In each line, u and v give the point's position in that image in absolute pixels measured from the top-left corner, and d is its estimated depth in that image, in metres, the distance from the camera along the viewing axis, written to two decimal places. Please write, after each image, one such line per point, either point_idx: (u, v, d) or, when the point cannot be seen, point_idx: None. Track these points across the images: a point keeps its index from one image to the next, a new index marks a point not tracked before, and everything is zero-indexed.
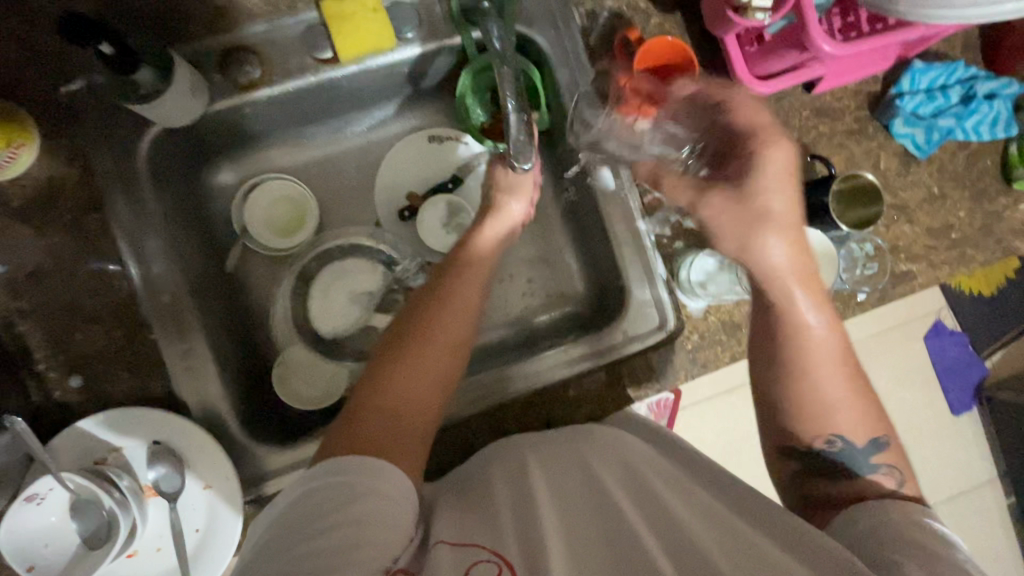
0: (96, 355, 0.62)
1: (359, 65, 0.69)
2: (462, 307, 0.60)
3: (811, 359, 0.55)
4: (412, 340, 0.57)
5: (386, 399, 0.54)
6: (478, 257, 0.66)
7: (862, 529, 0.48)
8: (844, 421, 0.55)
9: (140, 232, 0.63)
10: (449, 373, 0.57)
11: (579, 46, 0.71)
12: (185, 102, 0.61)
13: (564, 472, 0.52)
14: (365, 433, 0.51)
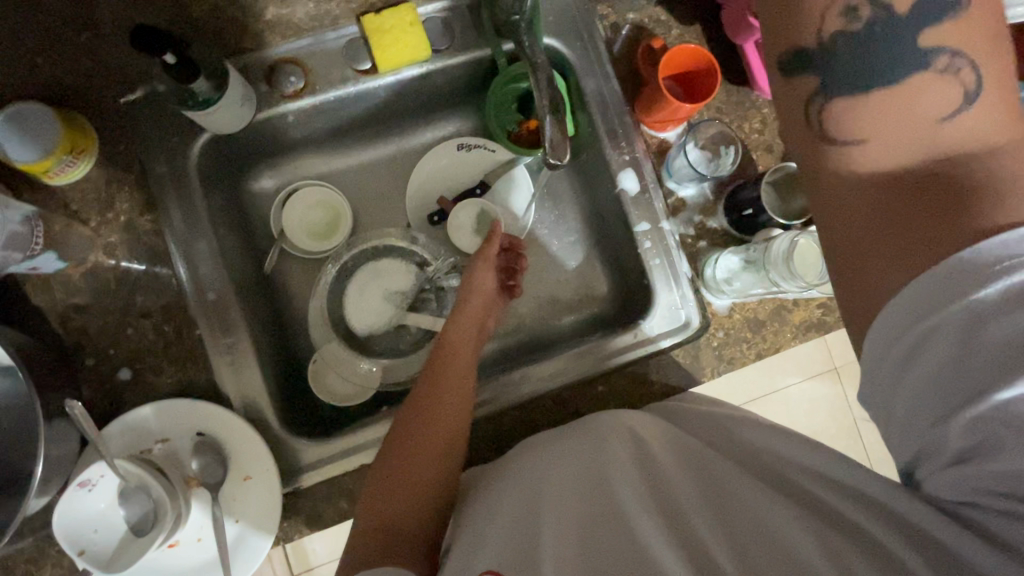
0: (144, 349, 0.65)
1: (395, 75, 0.72)
2: (443, 393, 0.62)
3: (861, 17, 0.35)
4: (399, 439, 0.60)
5: (384, 508, 0.56)
6: (456, 344, 0.68)
7: (867, 198, 0.37)
8: (893, 133, 0.36)
9: (189, 234, 0.67)
10: (443, 462, 0.59)
11: (603, 56, 0.74)
12: (236, 109, 0.65)
13: (571, 482, 0.52)
14: (371, 547, 0.53)
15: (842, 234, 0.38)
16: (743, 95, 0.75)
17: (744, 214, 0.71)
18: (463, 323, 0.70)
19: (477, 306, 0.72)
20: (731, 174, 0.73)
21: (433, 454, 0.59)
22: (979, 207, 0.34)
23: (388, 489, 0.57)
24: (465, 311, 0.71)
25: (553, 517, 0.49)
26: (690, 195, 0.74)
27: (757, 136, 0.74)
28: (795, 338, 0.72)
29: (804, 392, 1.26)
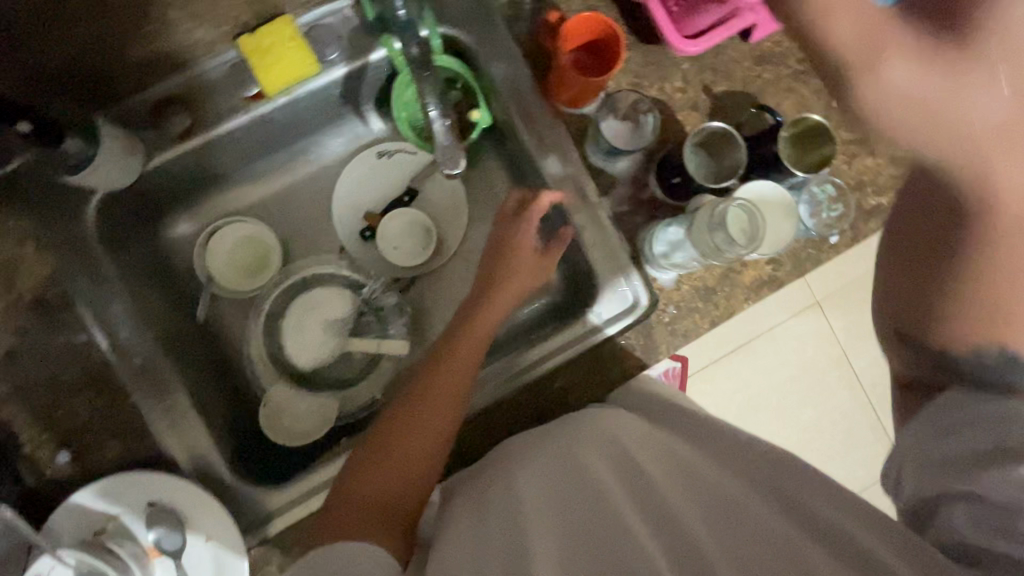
0: (81, 428, 0.62)
1: (288, 95, 0.68)
2: (456, 365, 0.60)
3: (962, 104, 0.34)
4: (396, 419, 0.57)
5: (371, 487, 0.53)
6: (472, 331, 0.63)
7: (903, 282, 0.45)
8: (1011, 257, 0.37)
9: (102, 298, 0.64)
10: (438, 450, 0.56)
11: (506, 37, 0.69)
12: (123, 162, 0.62)
13: (558, 490, 0.48)
14: (359, 520, 0.50)
15: (897, 294, 0.46)
16: (658, 54, 0.71)
17: (674, 180, 0.68)
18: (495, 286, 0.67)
19: (519, 279, 0.67)
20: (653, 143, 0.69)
21: (442, 427, 0.57)
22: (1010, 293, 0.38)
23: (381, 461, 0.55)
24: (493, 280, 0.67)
25: (540, 526, 0.44)
26: (621, 170, 0.70)
27: (680, 96, 0.71)
28: (749, 300, 0.70)
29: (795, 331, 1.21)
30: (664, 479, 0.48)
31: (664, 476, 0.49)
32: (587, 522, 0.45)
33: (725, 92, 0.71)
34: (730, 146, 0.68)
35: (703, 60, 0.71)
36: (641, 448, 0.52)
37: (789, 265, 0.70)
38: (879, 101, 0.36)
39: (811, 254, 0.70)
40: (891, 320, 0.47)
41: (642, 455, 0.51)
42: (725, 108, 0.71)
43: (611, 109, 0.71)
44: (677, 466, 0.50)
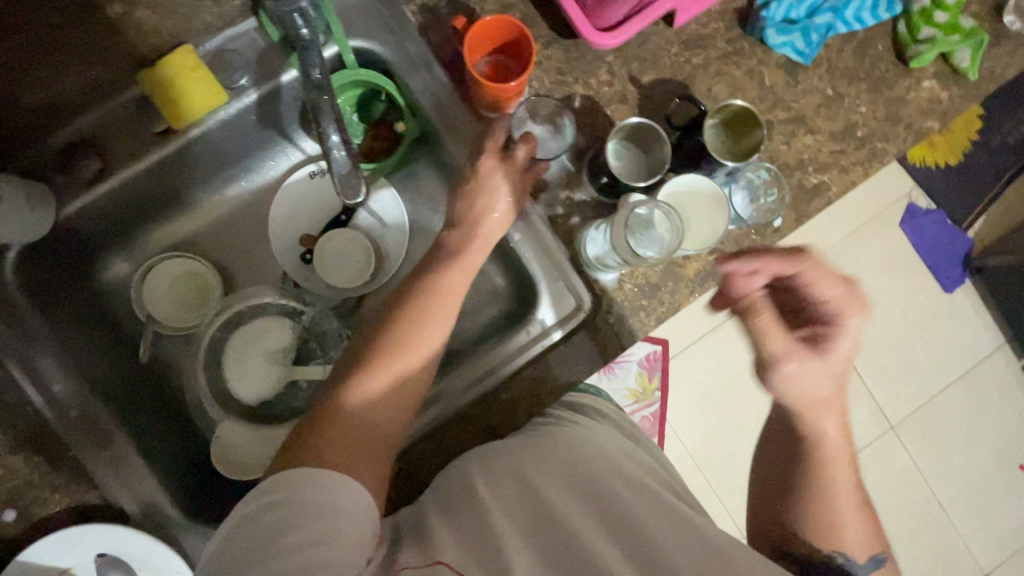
0: (22, 484, 0.60)
1: (199, 127, 0.66)
2: (433, 313, 0.57)
3: (810, 395, 0.57)
4: (384, 361, 0.54)
5: (344, 426, 0.51)
6: (453, 281, 0.59)
7: (777, 478, 0.62)
8: (838, 494, 0.58)
9: (31, 352, 0.63)
10: (413, 392, 0.55)
11: (421, 45, 0.67)
12: (27, 217, 0.60)
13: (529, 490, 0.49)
14: (331, 448, 0.49)
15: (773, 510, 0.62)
16: (581, 49, 0.68)
17: (602, 180, 0.67)
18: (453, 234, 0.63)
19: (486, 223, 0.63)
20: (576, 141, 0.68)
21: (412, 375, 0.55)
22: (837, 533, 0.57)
23: (358, 400, 0.52)
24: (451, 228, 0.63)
25: (512, 532, 0.45)
26: (551, 172, 0.69)
27: (607, 90, 0.69)
28: (694, 294, 0.68)
29: None
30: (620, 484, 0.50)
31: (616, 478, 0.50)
32: (559, 528, 0.46)
33: (653, 81, 0.69)
34: (656, 139, 0.66)
35: (628, 51, 0.69)
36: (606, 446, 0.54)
37: (733, 254, 0.68)
38: (788, 387, 0.57)
39: (755, 241, 0.68)
40: (765, 476, 0.64)
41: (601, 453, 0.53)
42: (655, 98, 0.69)
43: (536, 109, 0.69)
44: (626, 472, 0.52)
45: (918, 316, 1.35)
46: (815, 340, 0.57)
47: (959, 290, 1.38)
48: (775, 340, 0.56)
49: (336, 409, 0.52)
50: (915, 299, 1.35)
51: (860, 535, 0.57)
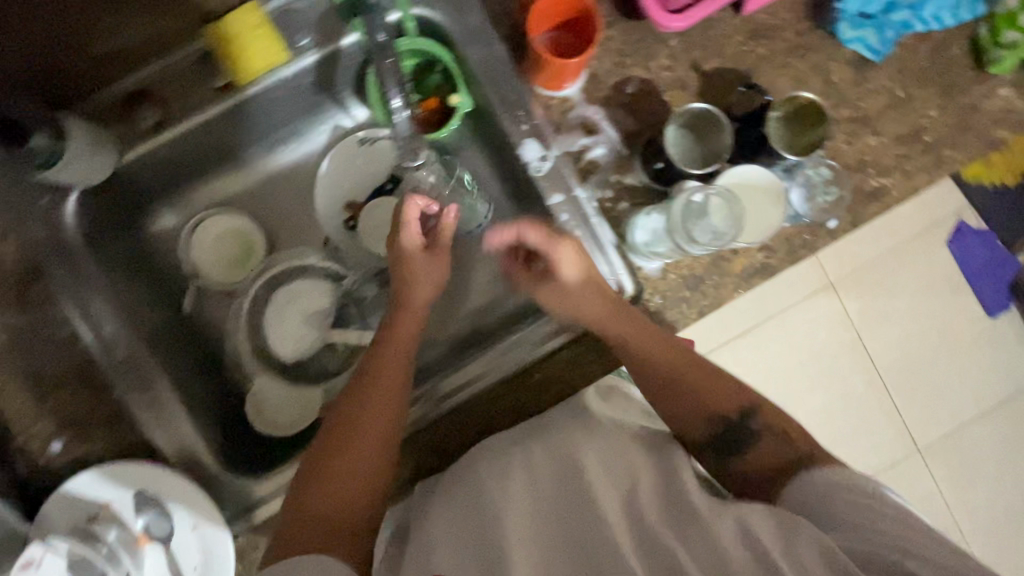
0: (68, 420, 0.63)
1: (257, 86, 0.67)
2: (384, 376, 0.61)
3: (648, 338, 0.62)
4: (342, 434, 0.58)
5: (314, 501, 0.54)
6: (392, 356, 0.62)
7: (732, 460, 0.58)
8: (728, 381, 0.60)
9: (85, 296, 0.65)
10: (382, 449, 0.57)
11: (481, 18, 0.67)
12: (93, 161, 0.61)
13: (534, 488, 0.57)
14: (306, 531, 0.52)
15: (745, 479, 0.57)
16: (643, 31, 0.67)
17: (658, 166, 0.66)
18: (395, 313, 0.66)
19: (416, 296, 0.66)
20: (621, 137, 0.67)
21: (376, 437, 0.58)
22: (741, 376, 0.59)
23: (323, 482, 0.55)
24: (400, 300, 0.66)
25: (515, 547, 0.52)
26: (602, 155, 0.68)
27: (666, 75, 0.67)
28: (738, 290, 0.66)
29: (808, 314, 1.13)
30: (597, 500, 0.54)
31: (598, 490, 0.55)
32: (563, 528, 0.54)
33: (714, 69, 0.67)
34: (716, 128, 0.65)
35: (691, 36, 0.67)
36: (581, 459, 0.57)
37: (782, 252, 0.66)
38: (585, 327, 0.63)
39: (807, 241, 0.66)
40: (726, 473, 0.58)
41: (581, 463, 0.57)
42: (715, 86, 0.67)
43: (593, 89, 0.67)
44: (608, 475, 0.57)
45: (975, 339, 1.20)
46: (559, 277, 0.64)
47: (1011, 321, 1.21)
48: (590, 308, 0.62)
49: (306, 490, 0.55)
50: (951, 327, 1.18)
51: (765, 456, 0.57)
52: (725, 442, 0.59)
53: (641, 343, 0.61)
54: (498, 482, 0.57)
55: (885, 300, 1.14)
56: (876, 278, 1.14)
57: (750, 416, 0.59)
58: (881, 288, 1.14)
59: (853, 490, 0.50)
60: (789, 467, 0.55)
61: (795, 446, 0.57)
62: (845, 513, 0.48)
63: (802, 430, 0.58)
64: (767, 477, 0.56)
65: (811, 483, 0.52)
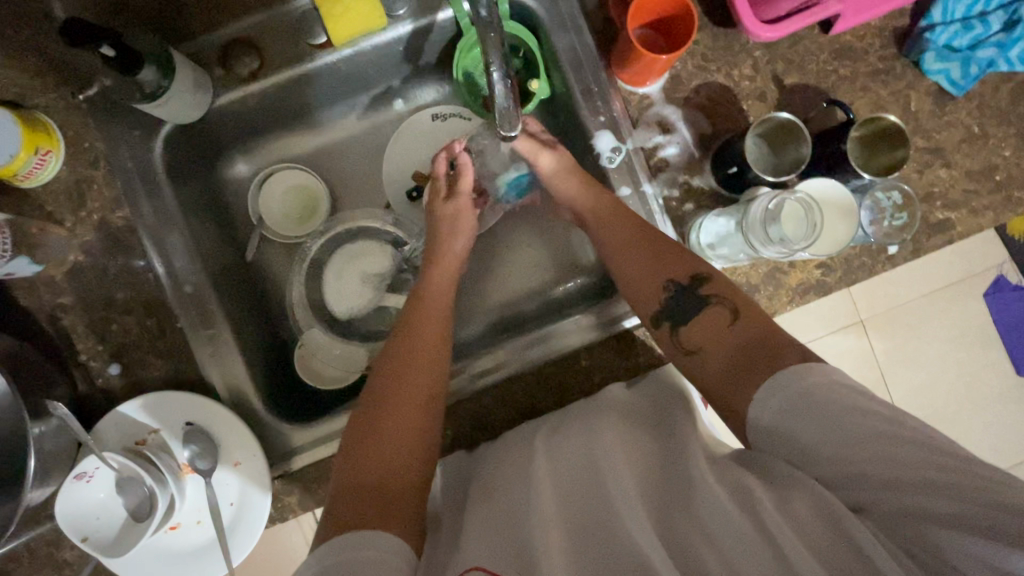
0: (131, 344, 0.66)
1: (352, 47, 0.69)
2: (420, 351, 0.62)
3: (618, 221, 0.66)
4: (377, 414, 0.57)
5: (361, 469, 0.54)
6: (425, 328, 0.63)
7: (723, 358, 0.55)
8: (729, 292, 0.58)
9: (163, 229, 0.67)
10: (422, 426, 0.57)
11: (574, 8, 0.68)
12: (191, 98, 0.64)
13: (559, 482, 0.53)
14: (353, 510, 0.51)
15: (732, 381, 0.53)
16: (730, 39, 0.68)
17: (731, 171, 0.65)
18: (423, 294, 0.67)
19: (442, 275, 0.69)
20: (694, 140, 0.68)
21: (415, 413, 0.58)
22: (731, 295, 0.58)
23: (367, 451, 0.55)
24: (429, 279, 0.68)
25: (548, 542, 0.47)
26: (674, 154, 0.69)
27: (748, 84, 0.68)
28: (792, 303, 0.67)
29: (832, 347, 1.11)
30: (626, 488, 0.51)
31: (625, 483, 0.51)
32: (590, 519, 0.50)
33: (795, 85, 0.68)
34: (794, 141, 0.65)
35: (777, 49, 0.68)
36: (602, 446, 0.55)
37: (840, 271, 0.67)
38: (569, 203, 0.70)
39: (865, 263, 0.67)
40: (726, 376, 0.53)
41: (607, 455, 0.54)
42: (793, 101, 0.68)
43: (673, 90, 0.69)
44: (634, 469, 0.53)
45: (1003, 396, 1.16)
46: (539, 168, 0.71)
47: None
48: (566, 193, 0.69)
49: (348, 463, 0.55)
50: (981, 380, 1.15)
51: (723, 348, 0.55)
52: (675, 302, 0.60)
53: (627, 255, 0.64)
54: (522, 474, 0.54)
55: (917, 344, 1.12)
56: (910, 322, 1.11)
57: (701, 281, 0.60)
58: (913, 331, 1.12)
59: (841, 401, 0.45)
60: (758, 356, 0.52)
61: (749, 339, 0.54)
62: (825, 444, 0.45)
63: (767, 328, 0.55)
64: (729, 354, 0.55)
65: (766, 396, 0.49)
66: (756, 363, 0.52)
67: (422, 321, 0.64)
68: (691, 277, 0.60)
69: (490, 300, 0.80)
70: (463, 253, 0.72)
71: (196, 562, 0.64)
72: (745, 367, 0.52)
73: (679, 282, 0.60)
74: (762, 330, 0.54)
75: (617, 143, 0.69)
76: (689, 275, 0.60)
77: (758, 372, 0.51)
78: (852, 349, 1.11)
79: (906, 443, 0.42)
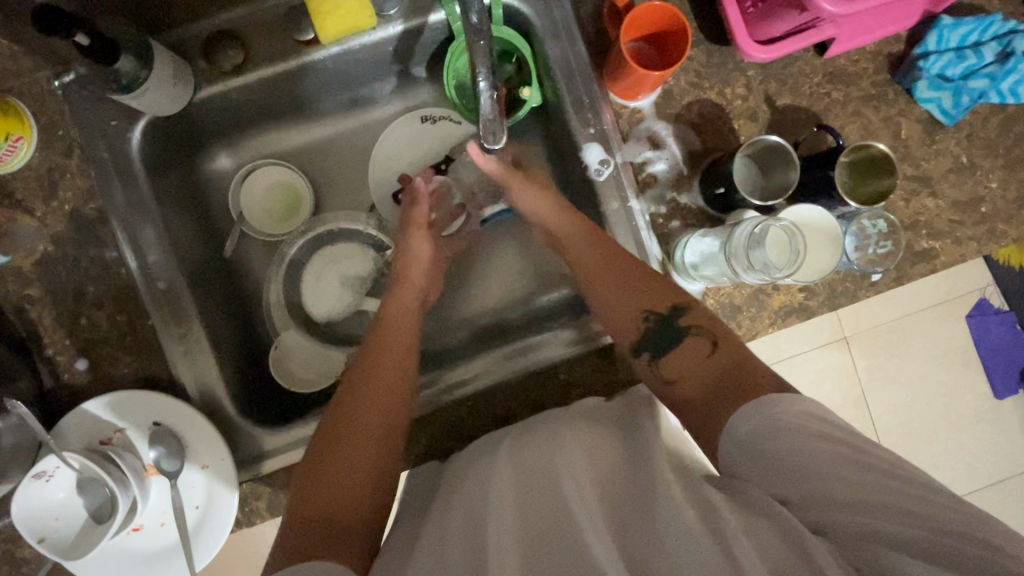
0: (99, 339, 0.64)
1: (340, 46, 0.68)
2: (389, 362, 0.62)
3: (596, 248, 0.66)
4: (337, 441, 0.56)
5: (320, 484, 0.53)
6: (393, 340, 0.64)
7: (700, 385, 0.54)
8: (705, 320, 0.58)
9: (136, 221, 0.65)
10: (382, 453, 0.56)
11: (568, 17, 0.67)
12: (170, 91, 0.62)
13: (521, 493, 0.50)
14: (306, 539, 0.49)
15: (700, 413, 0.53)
16: (725, 56, 0.68)
17: (717, 191, 0.65)
18: (393, 305, 0.68)
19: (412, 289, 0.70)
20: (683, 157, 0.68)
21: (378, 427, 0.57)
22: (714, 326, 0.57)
23: (328, 464, 0.55)
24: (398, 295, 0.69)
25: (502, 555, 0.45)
26: (662, 170, 0.68)
27: (740, 103, 0.68)
28: (773, 325, 0.67)
29: (813, 364, 1.11)
30: (589, 503, 0.48)
31: (587, 497, 0.48)
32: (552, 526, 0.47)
33: (787, 106, 0.68)
34: (783, 164, 0.65)
35: (770, 69, 0.68)
36: (566, 458, 0.51)
37: (822, 296, 0.66)
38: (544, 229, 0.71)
39: (847, 289, 0.66)
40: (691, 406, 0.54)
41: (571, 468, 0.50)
42: (784, 122, 0.68)
43: (665, 105, 0.68)
44: (598, 481, 0.50)
45: (980, 417, 1.17)
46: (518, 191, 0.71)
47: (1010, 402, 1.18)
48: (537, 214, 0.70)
49: (309, 474, 0.54)
50: (960, 401, 1.15)
51: (701, 375, 0.55)
52: (653, 335, 0.60)
53: (600, 283, 0.64)
54: (482, 485, 0.51)
55: (900, 363, 1.12)
56: (893, 339, 1.11)
57: (681, 312, 0.60)
58: (896, 350, 1.12)
59: (814, 429, 0.46)
60: (737, 384, 0.52)
61: (728, 367, 0.54)
62: (796, 465, 0.45)
63: (740, 354, 0.55)
64: (708, 378, 0.54)
65: (743, 416, 0.48)
66: (733, 392, 0.51)
67: (384, 346, 0.63)
68: (670, 308, 0.61)
69: (473, 306, 0.79)
70: (424, 279, 0.72)
71: (158, 565, 0.63)
72: (709, 396, 0.53)
73: (656, 313, 0.60)
74: (738, 355, 0.55)
75: (605, 156, 0.68)
76: (669, 306, 0.61)
77: (734, 400, 0.50)
78: (833, 365, 1.11)
79: (871, 470, 0.43)
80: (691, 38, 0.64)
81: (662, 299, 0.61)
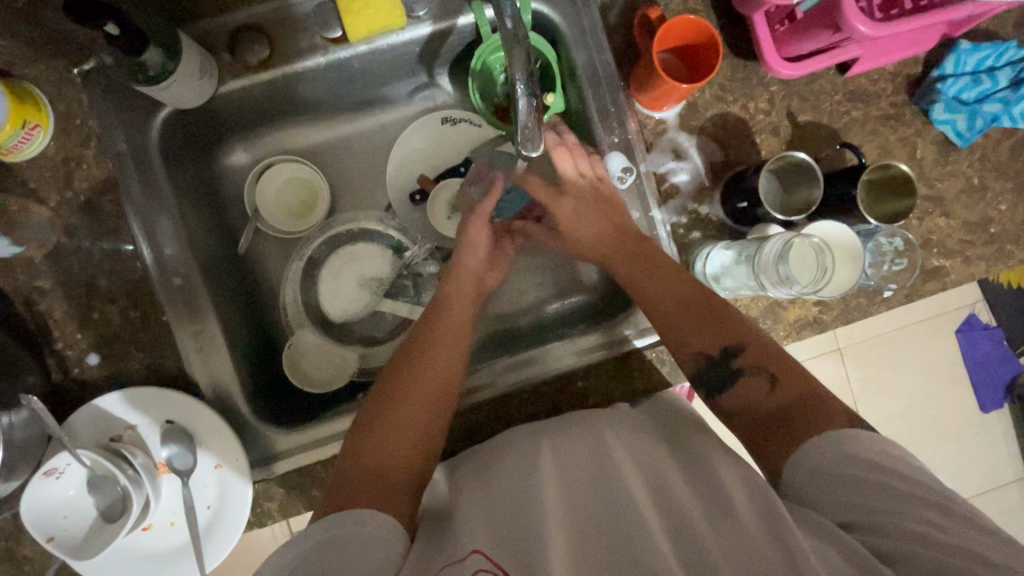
0: (112, 334, 0.63)
1: (368, 44, 0.67)
2: (446, 335, 0.64)
3: (651, 275, 0.64)
4: (394, 401, 0.58)
5: (372, 446, 0.55)
6: (451, 319, 0.66)
7: (763, 420, 0.55)
8: (773, 357, 0.58)
9: (152, 213, 0.64)
10: (438, 421, 0.58)
11: (597, 25, 0.68)
12: (194, 83, 0.61)
13: (564, 478, 0.51)
14: (353, 489, 0.51)
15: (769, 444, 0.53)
16: (749, 71, 0.68)
17: (741, 205, 0.65)
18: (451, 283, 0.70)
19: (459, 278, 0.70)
20: (706, 173, 0.68)
21: (432, 400, 0.59)
22: (793, 368, 0.57)
23: (381, 428, 0.57)
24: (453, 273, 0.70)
25: (549, 536, 0.45)
26: (685, 180, 0.68)
27: (763, 118, 0.68)
28: (788, 337, 0.67)
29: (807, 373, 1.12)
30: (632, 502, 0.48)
31: (634, 486, 0.50)
32: (600, 522, 0.48)
33: (808, 122, 0.69)
34: (806, 182, 0.66)
35: (793, 86, 0.69)
36: (610, 449, 0.53)
37: (837, 310, 0.67)
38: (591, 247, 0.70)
39: (861, 304, 0.68)
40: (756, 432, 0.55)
41: (614, 458, 0.52)
42: (805, 139, 0.69)
43: (689, 116, 0.68)
44: (645, 474, 0.52)
45: (966, 429, 1.19)
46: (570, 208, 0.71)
47: (995, 414, 1.21)
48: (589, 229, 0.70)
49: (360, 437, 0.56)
50: (948, 415, 1.17)
51: (762, 414, 0.55)
52: (710, 374, 0.59)
53: (656, 309, 0.63)
54: (527, 466, 0.52)
55: (890, 375, 1.14)
56: (884, 352, 1.13)
57: (734, 352, 0.59)
58: (889, 362, 1.13)
59: (855, 445, 0.48)
60: (789, 423, 0.52)
61: (790, 405, 0.54)
62: (834, 476, 0.47)
63: (800, 392, 0.55)
64: (761, 418, 0.55)
65: (810, 451, 0.49)
66: (796, 427, 0.52)
67: (443, 325, 0.65)
68: (723, 348, 0.59)
69: (489, 309, 0.79)
70: (477, 264, 0.72)
71: (168, 565, 0.61)
72: (783, 425, 0.53)
73: (709, 354, 0.59)
74: (809, 388, 0.55)
75: (628, 165, 0.69)
76: (722, 346, 0.59)
77: (794, 436, 0.51)
78: (827, 374, 1.12)
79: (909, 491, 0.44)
80: (720, 52, 0.65)
81: (714, 339, 0.60)
